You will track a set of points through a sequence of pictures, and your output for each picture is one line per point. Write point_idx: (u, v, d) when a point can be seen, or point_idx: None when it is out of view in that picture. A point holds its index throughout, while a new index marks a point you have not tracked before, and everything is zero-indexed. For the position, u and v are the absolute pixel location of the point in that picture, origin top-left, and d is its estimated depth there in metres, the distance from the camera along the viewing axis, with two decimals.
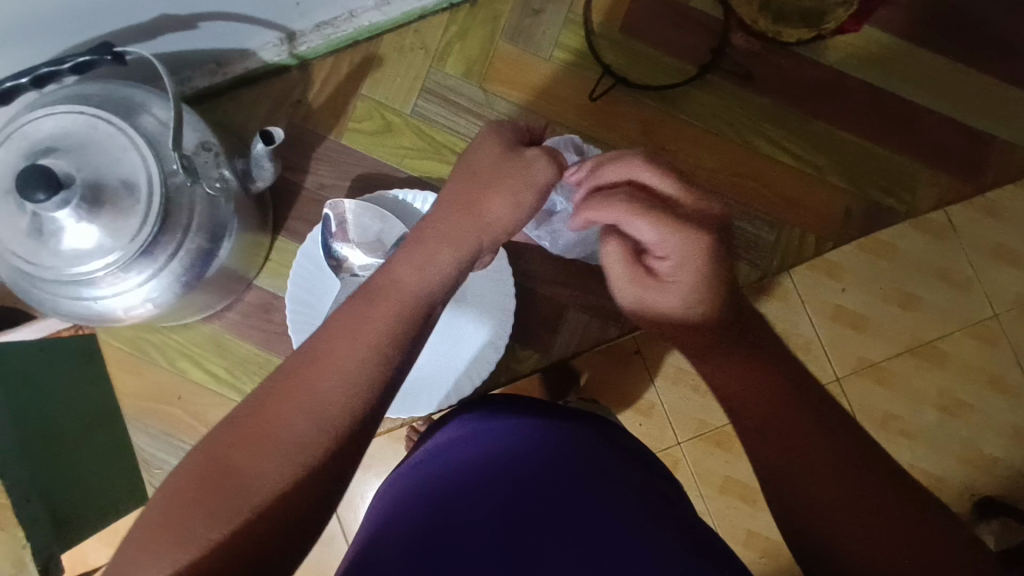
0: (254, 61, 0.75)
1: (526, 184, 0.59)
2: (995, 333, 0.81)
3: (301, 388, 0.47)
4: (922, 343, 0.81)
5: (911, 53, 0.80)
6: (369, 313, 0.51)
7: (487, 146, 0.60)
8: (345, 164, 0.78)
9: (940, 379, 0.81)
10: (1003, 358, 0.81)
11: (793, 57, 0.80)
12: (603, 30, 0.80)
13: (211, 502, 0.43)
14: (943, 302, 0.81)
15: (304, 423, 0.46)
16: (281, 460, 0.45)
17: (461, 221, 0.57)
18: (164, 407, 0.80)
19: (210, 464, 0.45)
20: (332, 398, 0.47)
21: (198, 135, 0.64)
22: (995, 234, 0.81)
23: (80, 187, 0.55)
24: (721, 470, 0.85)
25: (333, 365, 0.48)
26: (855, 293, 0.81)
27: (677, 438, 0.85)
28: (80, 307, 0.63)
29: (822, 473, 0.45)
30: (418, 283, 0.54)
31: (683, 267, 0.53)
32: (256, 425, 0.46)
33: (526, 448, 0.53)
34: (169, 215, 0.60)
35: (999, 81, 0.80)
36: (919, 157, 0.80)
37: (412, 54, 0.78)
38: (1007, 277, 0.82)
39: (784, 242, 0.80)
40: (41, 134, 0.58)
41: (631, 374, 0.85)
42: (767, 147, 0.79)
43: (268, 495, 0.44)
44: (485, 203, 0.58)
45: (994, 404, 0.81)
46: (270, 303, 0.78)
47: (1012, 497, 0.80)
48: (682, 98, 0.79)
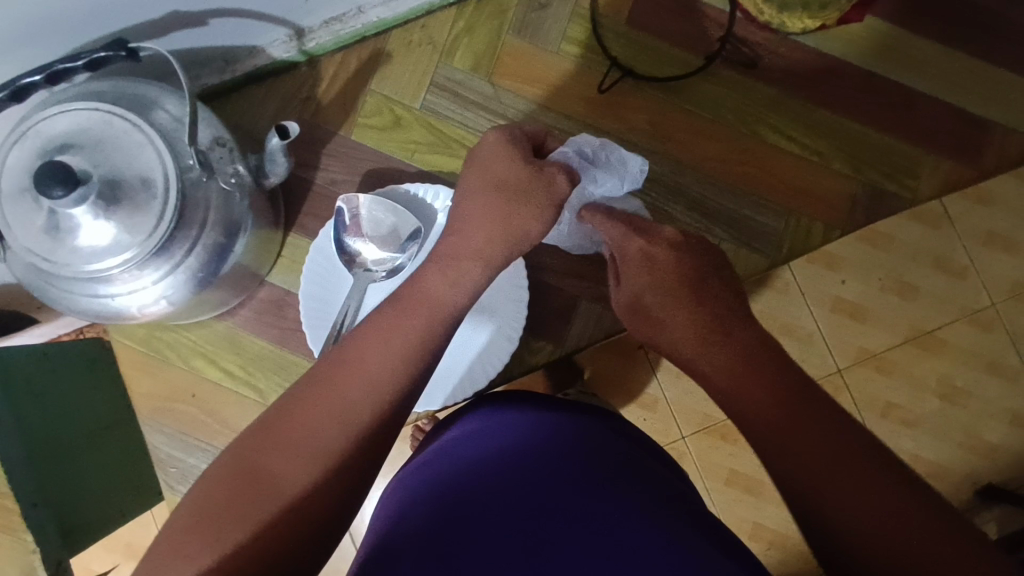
0: (263, 58, 0.76)
1: (550, 199, 0.60)
2: (994, 321, 0.82)
3: (332, 387, 0.48)
4: (923, 332, 0.82)
5: (911, 42, 0.81)
6: (397, 321, 0.52)
7: (507, 159, 0.60)
8: (355, 159, 0.78)
9: (940, 367, 0.81)
10: (1003, 346, 0.81)
11: (796, 46, 0.81)
12: (610, 23, 0.80)
13: (246, 498, 0.43)
14: (942, 290, 0.82)
15: (335, 422, 0.47)
16: (314, 458, 0.45)
17: (491, 236, 0.59)
18: (177, 406, 0.79)
19: (242, 461, 0.45)
20: (363, 394, 0.48)
21: (212, 131, 0.64)
22: (992, 222, 0.82)
23: (98, 183, 0.55)
24: (726, 464, 0.86)
25: (362, 365, 0.49)
26: (855, 284, 0.81)
27: (682, 432, 0.86)
28: (96, 305, 0.63)
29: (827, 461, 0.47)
30: (448, 293, 0.56)
31: (634, 257, 0.62)
32: (288, 423, 0.46)
33: (534, 441, 0.53)
34: (185, 211, 0.60)
35: (997, 68, 0.81)
36: (921, 144, 0.81)
37: (419, 50, 0.79)
38: (1007, 265, 0.82)
39: (792, 231, 0.80)
40: (55, 132, 0.57)
41: (637, 368, 0.85)
42: (773, 137, 0.80)
43: (302, 490, 0.44)
44: (518, 218, 0.60)
45: (995, 392, 0.81)
46: (284, 300, 0.78)
47: (1014, 484, 0.81)
48: (688, 89, 0.80)
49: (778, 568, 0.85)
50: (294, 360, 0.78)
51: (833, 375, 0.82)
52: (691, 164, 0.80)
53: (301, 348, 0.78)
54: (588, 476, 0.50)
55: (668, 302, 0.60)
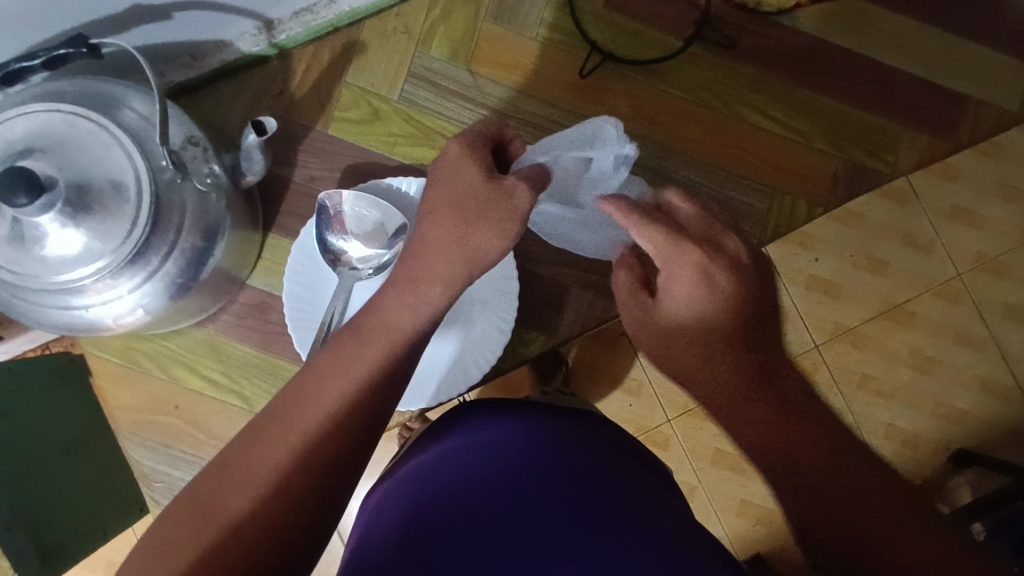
0: (232, 52, 0.73)
1: (511, 216, 0.54)
2: (959, 291, 0.84)
3: (295, 408, 0.45)
4: (894, 305, 0.83)
5: (883, 18, 0.83)
6: (360, 345, 0.49)
7: (468, 165, 0.54)
8: (332, 155, 0.76)
9: (913, 338, 0.83)
10: (970, 314, 0.84)
11: (771, 25, 0.81)
12: (588, 7, 0.79)
13: (220, 513, 0.41)
14: (910, 264, 0.83)
15: (304, 436, 0.44)
16: (282, 471, 0.42)
17: (451, 256, 0.53)
18: (161, 418, 0.76)
19: (220, 476, 0.42)
20: (319, 416, 0.45)
21: (183, 129, 0.61)
22: (954, 195, 0.84)
23: (64, 189, 0.52)
24: (711, 444, 0.86)
25: (320, 391, 0.46)
26: (827, 261, 0.82)
27: (667, 416, 0.86)
28: (68, 318, 0.59)
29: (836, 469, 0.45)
30: (409, 322, 0.51)
31: (684, 275, 0.53)
32: (259, 440, 0.44)
33: (519, 459, 0.52)
34: (159, 215, 0.57)
35: (961, 43, 0.83)
36: (897, 118, 0.82)
37: (395, 39, 0.77)
38: (970, 235, 0.84)
39: (776, 210, 0.80)
40: (14, 135, 0.54)
41: (621, 355, 0.86)
42: (754, 117, 0.80)
43: (274, 501, 0.41)
44: (478, 238, 0.53)
45: (963, 360, 0.84)
46: (266, 303, 0.75)
47: (981, 448, 0.83)
48: (669, 71, 0.80)
49: (764, 543, 0.86)
50: (279, 364, 0.75)
51: (810, 352, 0.83)
52: (674, 146, 0.79)
53: (285, 351, 0.76)
54: (585, 478, 0.50)
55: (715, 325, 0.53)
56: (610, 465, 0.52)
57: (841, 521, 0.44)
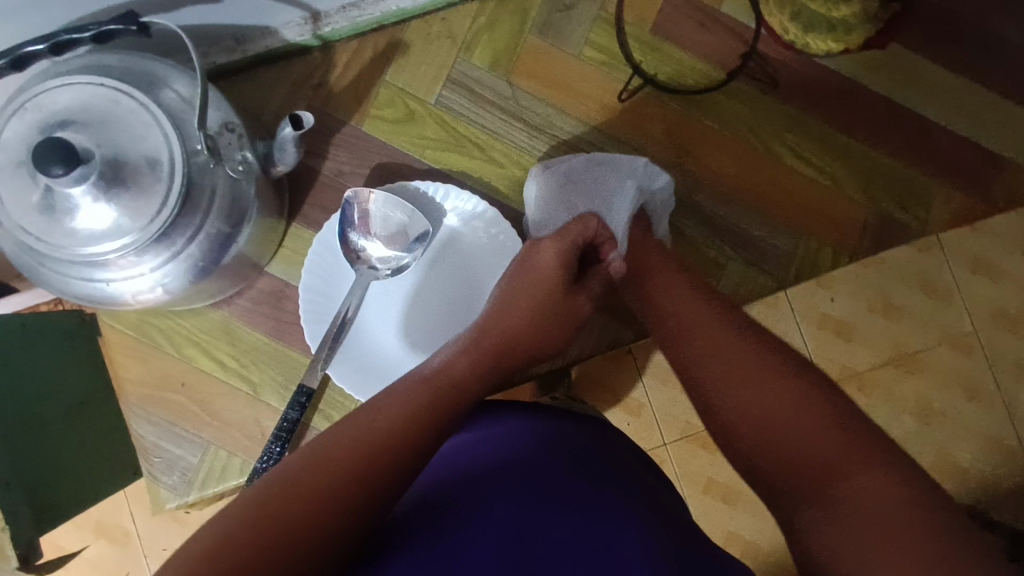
0: (276, 39, 0.73)
1: (574, 317, 0.61)
2: (974, 346, 0.82)
3: (363, 423, 0.46)
4: (906, 352, 0.82)
5: (931, 70, 0.81)
6: (425, 389, 0.50)
7: (554, 262, 0.60)
8: (364, 151, 0.75)
9: (920, 388, 0.82)
10: (982, 370, 0.82)
11: (816, 66, 0.80)
12: (634, 30, 0.78)
13: (274, 519, 0.39)
14: (927, 313, 0.82)
15: (361, 454, 0.43)
16: (340, 484, 0.42)
17: (517, 338, 0.57)
18: (166, 395, 0.73)
19: (277, 484, 0.41)
20: (386, 436, 0.45)
21: (221, 115, 0.61)
22: (980, 247, 0.82)
23: (100, 163, 0.53)
24: (706, 472, 0.86)
25: (378, 417, 0.46)
26: (844, 301, 0.81)
27: (664, 438, 0.86)
28: (89, 289, 0.60)
29: (806, 447, 0.49)
30: (471, 382, 0.52)
31: (675, 277, 0.65)
32: (317, 455, 0.43)
33: (506, 462, 0.50)
34: (189, 197, 0.57)
35: (1006, 99, 0.81)
36: (930, 171, 0.81)
37: (438, 42, 0.76)
38: (992, 290, 0.82)
39: (800, 254, 0.80)
40: (57, 105, 0.55)
41: (626, 376, 0.85)
42: (788, 157, 0.79)
43: (323, 512, 0.40)
44: (543, 336, 0.58)
45: (970, 414, 0.82)
46: (282, 292, 0.74)
47: (974, 502, 0.82)
48: (708, 103, 0.79)
49: None
50: (290, 353, 0.73)
51: None
52: (705, 179, 0.79)
53: (297, 342, 0.74)
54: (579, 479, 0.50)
55: (711, 325, 0.59)
56: (609, 472, 0.51)
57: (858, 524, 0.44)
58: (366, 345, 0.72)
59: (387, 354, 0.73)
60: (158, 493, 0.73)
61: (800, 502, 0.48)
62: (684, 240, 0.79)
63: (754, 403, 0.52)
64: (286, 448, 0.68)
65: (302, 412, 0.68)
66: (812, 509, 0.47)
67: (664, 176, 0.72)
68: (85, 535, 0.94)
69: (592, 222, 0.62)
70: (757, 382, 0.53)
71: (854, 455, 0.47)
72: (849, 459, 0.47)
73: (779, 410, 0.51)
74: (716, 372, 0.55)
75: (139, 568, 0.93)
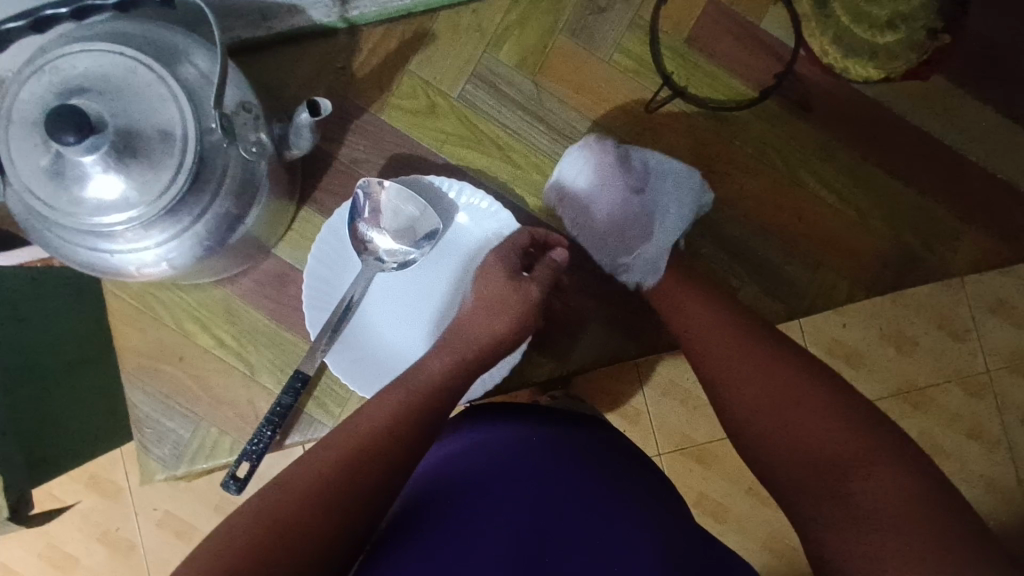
0: (302, 19, 0.72)
1: (524, 306, 0.65)
2: (985, 386, 0.87)
3: (351, 432, 0.51)
4: (915, 388, 0.87)
5: (976, 109, 0.78)
6: (405, 391, 0.56)
7: (494, 272, 0.66)
8: (381, 140, 0.74)
9: (923, 422, 0.88)
10: (988, 409, 0.87)
11: (853, 93, 0.77)
12: (668, 39, 0.76)
13: (269, 524, 0.44)
14: (940, 348, 0.86)
15: (350, 461, 0.49)
16: (333, 493, 0.47)
17: (471, 331, 0.63)
18: (163, 367, 0.73)
19: (278, 492, 0.46)
20: (371, 439, 0.51)
21: (239, 95, 0.60)
22: (1004, 289, 0.84)
23: (112, 132, 0.52)
24: (698, 486, 0.90)
25: (365, 422, 0.52)
26: (857, 329, 0.85)
27: (658, 449, 0.89)
28: (94, 258, 0.59)
29: (808, 441, 0.51)
30: (438, 380, 0.58)
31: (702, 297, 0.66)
32: (313, 467, 0.48)
33: (544, 461, 0.56)
34: (200, 175, 0.56)
35: None
36: (960, 212, 0.78)
37: (466, 35, 0.75)
38: (1006, 331, 0.85)
39: (816, 285, 0.78)
40: (74, 70, 0.54)
41: (627, 384, 0.88)
42: (815, 185, 0.77)
43: (321, 516, 0.45)
44: (495, 330, 0.63)
45: (972, 449, 0.88)
46: (287, 275, 0.73)
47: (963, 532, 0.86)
48: (737, 122, 0.77)
49: None
50: (289, 338, 0.73)
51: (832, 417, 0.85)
52: (726, 200, 0.77)
53: (297, 327, 0.73)
54: (564, 477, 0.55)
55: (740, 345, 0.60)
56: (589, 468, 0.56)
57: (883, 524, 0.46)
58: (364, 337, 0.72)
59: (385, 347, 0.72)
60: (147, 465, 0.73)
61: (826, 509, 0.49)
62: (697, 258, 0.77)
63: (760, 403, 0.55)
64: (276, 433, 0.67)
65: (296, 398, 0.67)
66: (823, 503, 0.49)
67: (709, 196, 0.73)
68: (76, 491, 0.95)
69: (538, 232, 0.68)
70: (771, 400, 0.55)
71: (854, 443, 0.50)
72: (852, 453, 0.49)
73: (806, 422, 0.52)
74: (738, 388, 0.57)
75: (128, 527, 0.95)
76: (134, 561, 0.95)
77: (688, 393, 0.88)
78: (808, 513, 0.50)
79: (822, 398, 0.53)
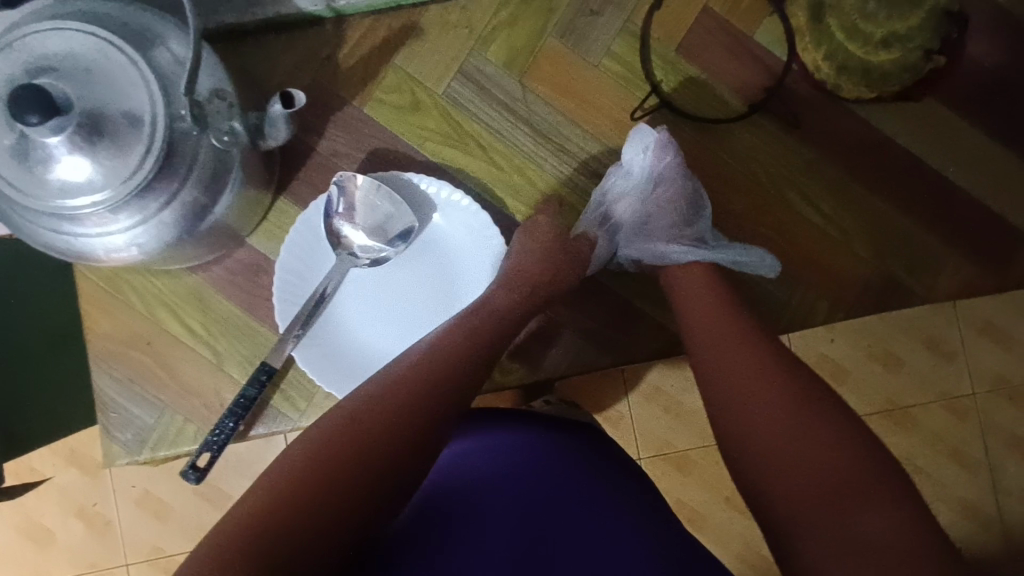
0: (287, 6, 0.71)
1: (575, 261, 0.68)
2: (968, 409, 0.87)
3: (378, 402, 0.51)
4: (898, 407, 0.86)
5: (972, 135, 0.76)
6: (461, 329, 0.59)
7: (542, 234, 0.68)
8: (363, 134, 0.73)
9: (903, 442, 0.87)
10: (970, 432, 0.87)
11: (846, 113, 0.76)
12: (659, 47, 0.75)
13: (273, 511, 0.43)
14: (925, 368, 0.85)
15: (366, 437, 0.48)
16: (340, 471, 0.46)
17: (533, 269, 0.66)
18: (131, 352, 0.72)
19: (284, 475, 0.45)
20: (399, 404, 0.51)
21: (214, 82, 0.59)
22: (992, 313, 0.84)
23: (79, 115, 0.51)
24: (676, 491, 0.89)
25: (393, 390, 0.52)
26: (842, 345, 0.84)
27: (638, 453, 0.89)
28: (60, 241, 0.59)
29: (809, 458, 0.50)
30: (495, 311, 0.62)
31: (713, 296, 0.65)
32: (326, 445, 0.47)
33: (565, 485, 0.56)
34: (169, 161, 0.56)
35: None
36: (943, 239, 0.77)
37: (455, 32, 0.74)
38: (992, 354, 0.86)
39: (792, 304, 0.77)
40: (44, 48, 0.53)
41: (611, 387, 0.87)
42: (800, 204, 0.76)
43: (324, 498, 0.44)
44: (548, 277, 0.66)
45: (950, 471, 0.87)
46: (260, 266, 0.73)
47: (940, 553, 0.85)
48: (724, 135, 0.76)
49: None
50: (258, 329, 0.72)
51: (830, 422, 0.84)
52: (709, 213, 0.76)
53: (268, 318, 0.73)
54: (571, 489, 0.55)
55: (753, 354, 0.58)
56: (592, 478, 0.56)
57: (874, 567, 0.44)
58: (333, 331, 0.71)
59: (357, 342, 0.72)
60: (109, 449, 0.72)
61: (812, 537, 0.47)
62: None
63: (766, 414, 0.53)
64: (240, 424, 0.67)
65: (260, 390, 0.67)
66: (815, 520, 0.48)
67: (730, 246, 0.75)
68: (55, 466, 0.95)
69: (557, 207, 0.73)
70: (778, 415, 0.53)
71: (856, 468, 0.49)
72: (854, 490, 0.48)
73: (814, 448, 0.50)
74: (747, 396, 0.55)
75: (104, 503, 0.94)
76: (107, 538, 0.94)
77: (671, 399, 0.87)
78: (795, 530, 0.48)
79: (832, 421, 0.52)
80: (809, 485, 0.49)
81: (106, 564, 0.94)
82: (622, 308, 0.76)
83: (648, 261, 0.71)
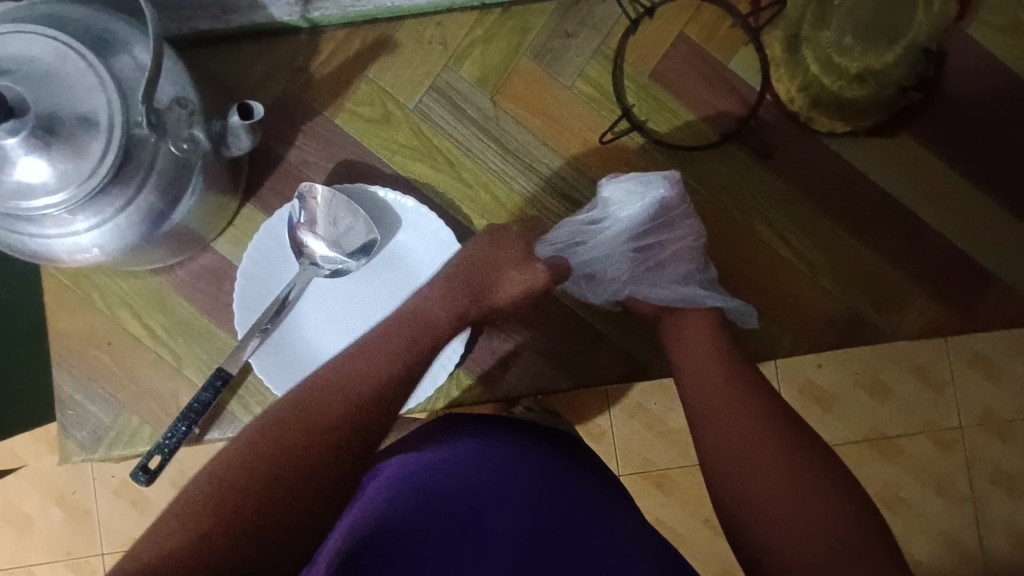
0: (262, 15, 0.71)
1: (525, 282, 0.66)
2: (955, 442, 0.79)
3: (314, 405, 0.49)
4: (881, 436, 0.79)
5: (945, 171, 0.75)
6: (399, 333, 0.58)
7: (496, 249, 0.66)
8: (332, 145, 0.74)
9: (889, 473, 0.79)
10: (956, 466, 0.79)
11: (820, 146, 0.75)
12: (633, 70, 0.75)
13: (225, 500, 0.41)
14: (913, 398, 0.78)
15: (325, 433, 0.47)
16: (307, 460, 0.44)
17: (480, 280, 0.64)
18: (91, 352, 0.73)
19: (234, 466, 0.43)
20: (346, 404, 0.49)
21: (176, 90, 0.60)
22: (981, 343, 0.78)
23: (34, 118, 0.52)
24: (654, 513, 0.80)
25: (321, 395, 0.50)
26: (830, 369, 0.78)
27: (616, 469, 0.80)
28: (18, 241, 0.59)
29: (781, 490, 0.49)
30: (432, 318, 0.60)
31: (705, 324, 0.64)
32: (280, 439, 0.45)
33: (550, 489, 0.54)
34: (126, 166, 0.56)
35: (1004, 210, 0.76)
36: (914, 274, 0.76)
37: (429, 48, 0.74)
38: (982, 389, 0.78)
39: (760, 333, 0.76)
40: (3, 51, 0.53)
41: (592, 399, 0.79)
42: (769, 234, 0.76)
43: (289, 485, 0.42)
44: (495, 293, 0.65)
45: (937, 507, 0.79)
46: (224, 272, 0.73)
47: None
48: (695, 162, 0.75)
49: None
50: (218, 333, 0.73)
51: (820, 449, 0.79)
52: None
53: (229, 324, 0.73)
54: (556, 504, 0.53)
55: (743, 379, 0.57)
56: (578, 491, 0.55)
57: None
58: (293, 340, 0.71)
59: (318, 351, 0.72)
60: (65, 447, 0.73)
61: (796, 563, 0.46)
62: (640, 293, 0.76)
63: (747, 438, 0.52)
64: (192, 429, 0.66)
65: (215, 396, 0.66)
66: (779, 548, 0.47)
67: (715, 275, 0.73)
68: (37, 452, 0.77)
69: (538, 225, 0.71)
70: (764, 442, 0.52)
71: (832, 517, 0.47)
72: (835, 520, 0.47)
73: (797, 478, 0.49)
74: (734, 419, 0.54)
75: (85, 491, 0.77)
76: None
77: (653, 416, 0.79)
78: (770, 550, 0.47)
79: (819, 468, 0.50)
80: (785, 511, 0.48)
81: (84, 554, 0.77)
82: (583, 329, 0.77)
83: (654, 303, 0.68)
